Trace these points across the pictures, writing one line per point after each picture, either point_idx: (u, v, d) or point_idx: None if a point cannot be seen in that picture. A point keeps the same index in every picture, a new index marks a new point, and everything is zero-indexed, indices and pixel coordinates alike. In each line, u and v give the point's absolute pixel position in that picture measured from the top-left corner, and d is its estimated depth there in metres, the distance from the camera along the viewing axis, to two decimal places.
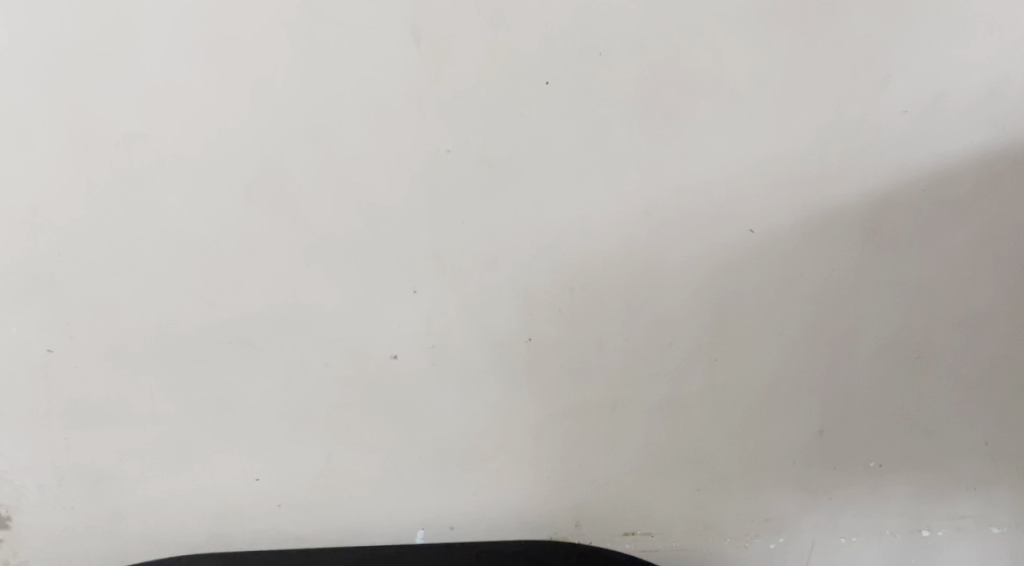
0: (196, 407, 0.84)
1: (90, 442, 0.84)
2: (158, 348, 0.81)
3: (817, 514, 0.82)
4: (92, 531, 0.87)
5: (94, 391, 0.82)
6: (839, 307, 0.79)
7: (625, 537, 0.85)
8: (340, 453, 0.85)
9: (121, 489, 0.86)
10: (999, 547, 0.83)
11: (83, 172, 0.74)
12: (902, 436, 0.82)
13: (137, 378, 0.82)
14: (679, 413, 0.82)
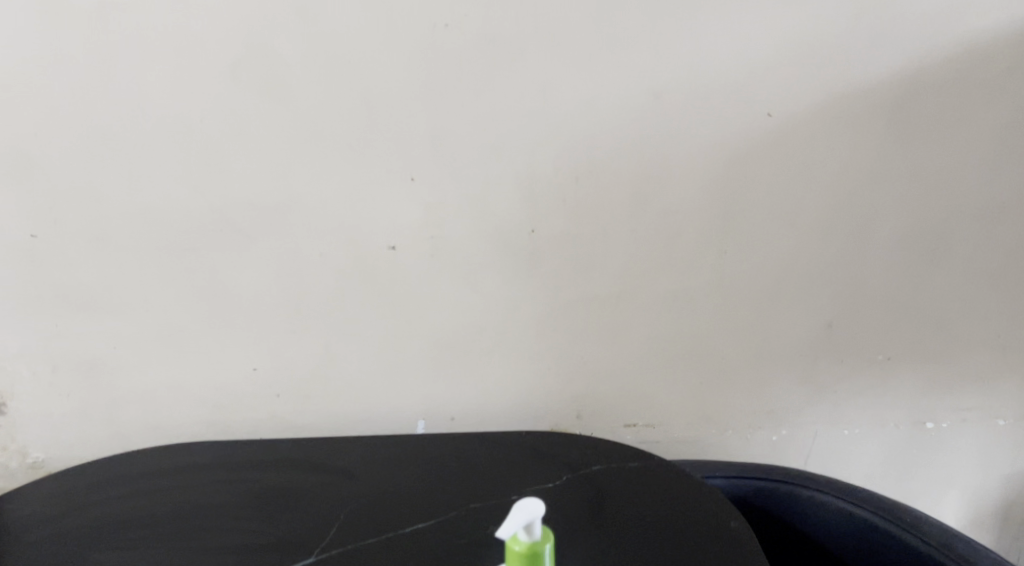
0: (159, 311, 0.71)
1: (83, 329, 0.71)
2: (147, 234, 0.69)
3: (822, 404, 0.81)
4: (91, 418, 0.73)
5: (82, 274, 0.69)
6: (856, 196, 0.75)
7: (626, 428, 0.81)
8: (339, 346, 0.75)
9: (117, 375, 0.73)
10: (1002, 438, 0.84)
11: (57, 42, 0.62)
12: (911, 328, 0.80)
13: (128, 263, 0.69)
14: (687, 308, 0.77)
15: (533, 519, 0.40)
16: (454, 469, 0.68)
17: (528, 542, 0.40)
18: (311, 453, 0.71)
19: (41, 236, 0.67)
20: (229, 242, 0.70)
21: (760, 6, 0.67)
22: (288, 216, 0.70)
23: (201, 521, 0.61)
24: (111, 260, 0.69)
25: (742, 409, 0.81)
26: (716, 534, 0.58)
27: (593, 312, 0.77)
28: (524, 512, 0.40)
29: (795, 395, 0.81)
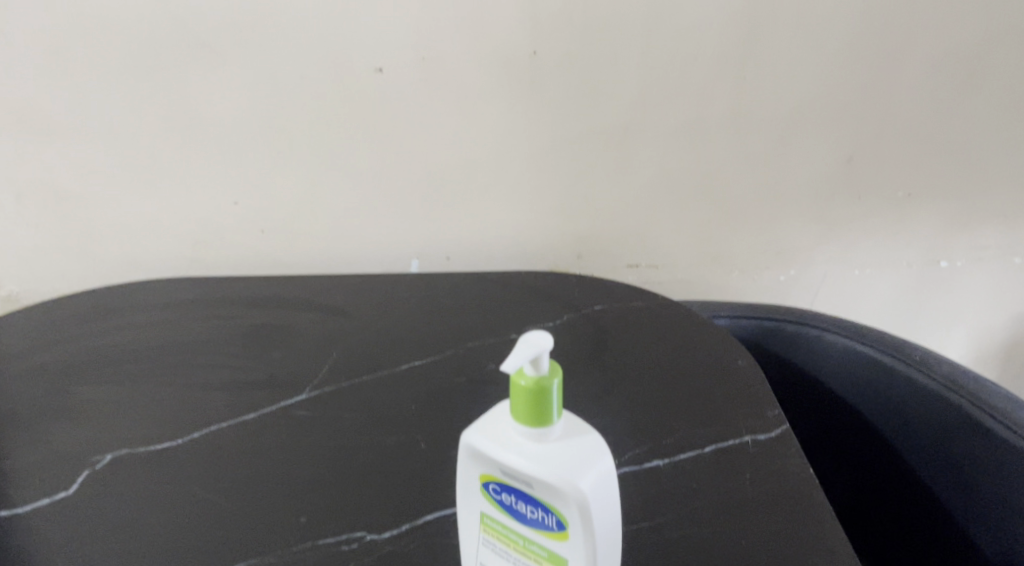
0: (126, 138, 0.65)
1: (44, 154, 0.65)
2: (102, 47, 0.61)
3: (833, 244, 0.78)
4: (65, 251, 0.70)
5: (35, 93, 0.62)
6: (896, 13, 0.67)
7: (628, 269, 0.78)
8: (324, 179, 0.69)
9: (87, 206, 0.68)
10: (1016, 276, 0.81)
11: None
12: (936, 163, 0.75)
13: (85, 81, 0.62)
14: (700, 140, 0.71)
15: (541, 353, 0.34)
16: (452, 310, 0.65)
17: (535, 376, 0.35)
18: (303, 293, 0.68)
19: None
20: (196, 59, 0.62)
21: None
22: (257, 29, 0.62)
23: (190, 357, 0.59)
24: (62, 75, 0.62)
25: (749, 248, 0.78)
26: (718, 374, 0.56)
27: (598, 145, 0.71)
28: (530, 345, 0.34)
29: (805, 234, 0.77)
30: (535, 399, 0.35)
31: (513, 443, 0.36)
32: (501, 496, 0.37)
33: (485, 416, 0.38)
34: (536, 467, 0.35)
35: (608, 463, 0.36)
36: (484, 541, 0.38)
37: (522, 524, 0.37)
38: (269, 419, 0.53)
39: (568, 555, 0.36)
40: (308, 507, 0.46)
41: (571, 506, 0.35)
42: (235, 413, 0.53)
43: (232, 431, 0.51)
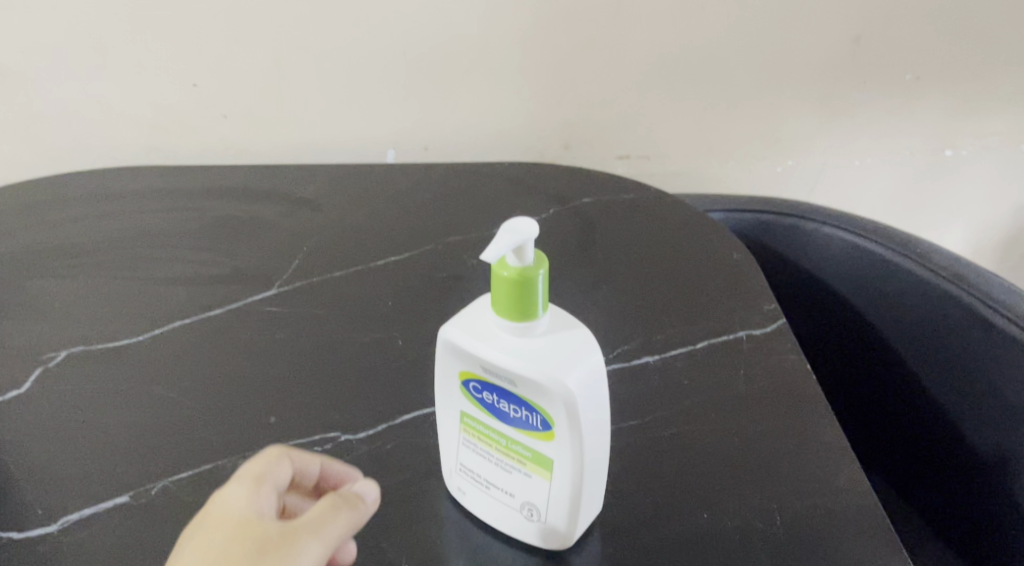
0: (64, 9, 0.58)
1: None
2: None
3: (834, 132, 0.74)
4: (10, 138, 0.64)
5: None
6: None
7: (618, 160, 0.74)
8: (287, 59, 0.63)
9: (28, 88, 0.62)
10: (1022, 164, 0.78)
11: None
12: (949, 42, 0.69)
13: None
14: (697, 17, 0.65)
15: (525, 240, 0.31)
16: (431, 203, 0.61)
17: (519, 266, 0.32)
18: (272, 184, 0.64)
19: None
20: None
21: None
22: None
23: (151, 252, 0.56)
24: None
25: (746, 138, 0.73)
26: (711, 268, 0.54)
27: (588, 22, 0.64)
28: (512, 232, 0.31)
29: (805, 122, 0.73)
30: (520, 291, 0.32)
31: (495, 338, 0.33)
32: (482, 395, 0.34)
33: (465, 309, 0.35)
34: (519, 364, 0.32)
35: (598, 361, 0.33)
36: (464, 440, 0.36)
37: (504, 423, 0.34)
38: (235, 316, 0.50)
39: (554, 455, 0.34)
40: (281, 406, 0.44)
41: (557, 404, 0.32)
42: (199, 311, 0.51)
43: (200, 330, 0.49)
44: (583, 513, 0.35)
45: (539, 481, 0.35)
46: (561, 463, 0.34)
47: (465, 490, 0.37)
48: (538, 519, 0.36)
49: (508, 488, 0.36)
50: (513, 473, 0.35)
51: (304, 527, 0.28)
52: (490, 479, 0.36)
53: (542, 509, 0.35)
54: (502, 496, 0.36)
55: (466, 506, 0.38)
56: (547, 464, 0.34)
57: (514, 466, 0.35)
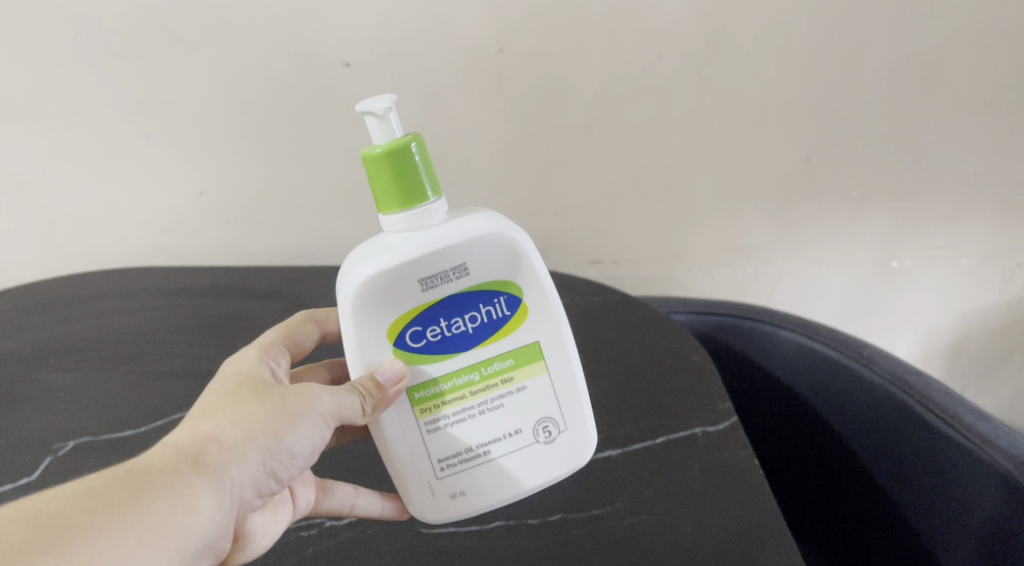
0: (115, 128, 0.72)
1: (54, 145, 0.73)
2: (84, 41, 0.67)
3: (790, 245, 0.81)
4: (91, 231, 0.80)
5: (41, 87, 0.70)
6: (849, 16, 0.67)
7: (592, 263, 0.84)
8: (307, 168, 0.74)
9: (95, 193, 0.77)
10: (966, 277, 0.82)
11: None
12: (890, 163, 0.76)
13: (74, 74, 0.69)
14: (659, 135, 0.74)
15: (384, 114, 0.46)
16: None
17: (388, 145, 0.46)
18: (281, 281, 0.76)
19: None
20: (165, 48, 0.67)
21: None
22: (224, 17, 0.66)
23: (166, 349, 0.68)
24: (63, 72, 0.69)
25: (709, 245, 0.82)
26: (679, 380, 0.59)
27: (565, 141, 0.74)
28: (369, 109, 0.46)
29: (765, 232, 0.80)
30: (397, 165, 0.46)
31: (411, 239, 0.47)
32: (433, 326, 0.49)
33: (361, 262, 0.48)
34: (447, 242, 0.47)
35: (483, 214, 0.49)
36: (428, 422, 0.50)
37: (471, 344, 0.49)
38: None
39: (521, 341, 0.50)
40: None
41: (491, 264, 0.48)
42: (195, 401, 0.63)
43: None
44: (571, 396, 0.51)
45: (531, 382, 0.50)
46: (535, 344, 0.50)
47: (462, 486, 0.50)
48: (550, 431, 0.51)
49: (513, 427, 0.50)
50: (506, 405, 0.50)
51: (297, 388, 0.48)
52: (494, 440, 0.50)
53: (541, 416, 0.51)
54: (514, 442, 0.51)
55: (490, 492, 0.51)
56: (525, 360, 0.50)
57: (503, 400, 0.50)
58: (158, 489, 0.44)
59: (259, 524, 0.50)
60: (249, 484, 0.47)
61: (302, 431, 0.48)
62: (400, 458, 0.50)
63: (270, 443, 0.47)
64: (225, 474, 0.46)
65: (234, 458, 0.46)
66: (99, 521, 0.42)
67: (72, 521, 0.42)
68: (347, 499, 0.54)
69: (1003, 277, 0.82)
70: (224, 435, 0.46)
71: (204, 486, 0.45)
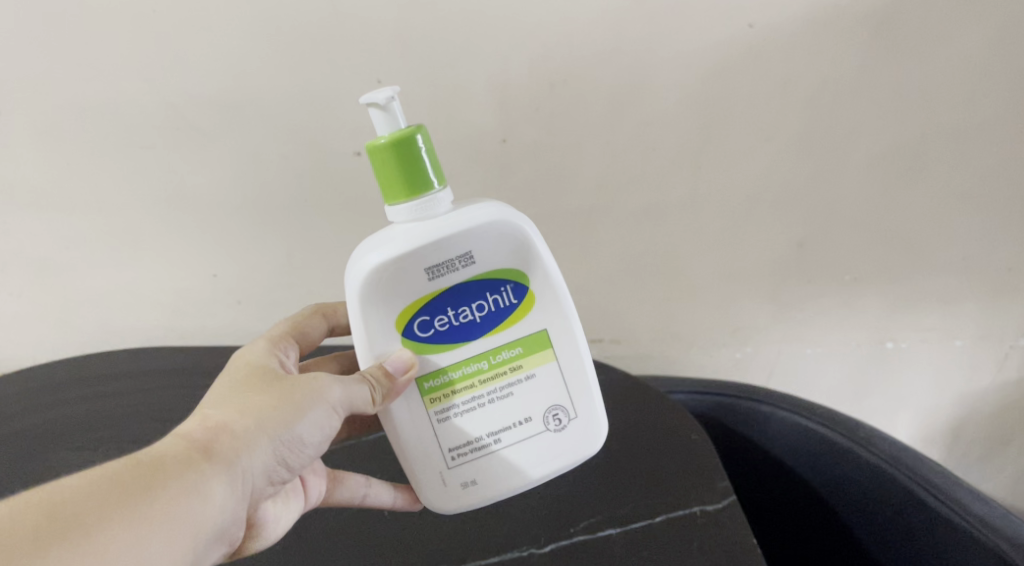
0: (141, 216, 0.77)
1: (84, 231, 0.78)
2: (115, 138, 0.72)
3: (786, 326, 0.84)
4: (115, 311, 0.85)
5: (73, 179, 0.74)
6: (834, 114, 0.71)
7: (593, 341, 0.87)
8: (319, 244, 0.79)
9: (121, 276, 0.82)
10: (959, 357, 0.85)
11: None
12: (881, 249, 0.79)
13: (104, 167, 0.73)
14: (656, 220, 0.78)
15: (386, 104, 0.51)
16: None
17: (393, 135, 0.51)
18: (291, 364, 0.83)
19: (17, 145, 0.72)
20: (188, 142, 0.72)
21: None
22: (248, 113, 0.70)
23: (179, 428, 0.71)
24: (97, 165, 0.73)
25: (706, 324, 0.85)
26: (680, 461, 0.64)
27: (566, 226, 0.78)
28: (373, 100, 0.51)
29: (760, 312, 0.84)
30: (400, 154, 0.52)
31: (419, 227, 0.53)
32: (443, 311, 0.55)
33: (374, 249, 0.53)
34: (453, 231, 0.53)
35: (484, 202, 0.55)
36: (441, 408, 0.56)
37: (480, 332, 0.55)
38: None
39: (527, 330, 0.56)
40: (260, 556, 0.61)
41: (495, 252, 0.54)
42: None
43: None
44: (574, 386, 0.57)
45: (539, 369, 0.57)
46: (540, 335, 0.56)
47: (473, 471, 0.57)
48: (555, 418, 0.57)
49: (525, 413, 0.57)
50: (517, 392, 0.56)
51: (306, 379, 0.54)
52: (509, 426, 0.56)
53: (547, 404, 0.57)
54: (528, 428, 0.57)
55: (508, 475, 0.57)
56: (532, 350, 0.56)
57: (515, 387, 0.56)
58: (175, 474, 0.48)
59: (273, 511, 0.57)
60: (262, 469, 0.52)
61: (312, 420, 0.53)
62: (415, 446, 0.57)
63: (283, 432, 0.52)
64: (240, 459, 0.50)
65: (248, 444, 0.50)
66: (117, 502, 0.45)
67: (90, 503, 0.45)
68: (358, 489, 0.62)
69: (994, 358, 0.85)
70: (239, 424, 0.51)
71: (220, 470, 0.49)
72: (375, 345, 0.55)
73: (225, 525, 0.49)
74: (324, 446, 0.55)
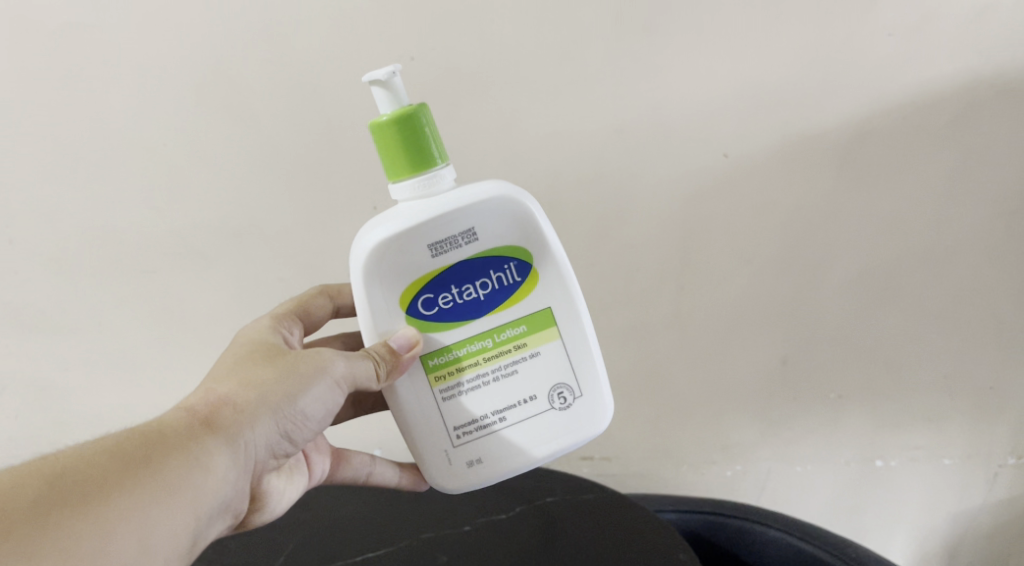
0: (144, 333, 0.82)
1: (91, 346, 0.83)
2: (126, 262, 0.77)
3: (775, 445, 0.85)
4: (116, 426, 0.88)
5: (83, 300, 0.79)
6: (809, 238, 0.75)
7: (583, 460, 0.89)
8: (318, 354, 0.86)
9: (122, 388, 0.86)
10: (950, 477, 0.84)
11: (40, 96, 0.69)
12: (863, 367, 0.81)
13: (114, 287, 0.79)
14: (642, 337, 0.81)
15: (388, 80, 0.54)
16: (410, 504, 0.79)
17: (396, 113, 0.55)
18: None
19: (33, 271, 0.77)
20: (190, 264, 0.78)
21: (712, 59, 0.68)
22: (249, 236, 0.76)
23: None
24: (109, 283, 0.79)
25: (694, 443, 0.86)
26: None
27: None
28: (375, 77, 0.54)
29: (749, 430, 0.84)
30: (402, 128, 0.55)
31: (425, 205, 0.56)
32: (448, 289, 0.59)
33: (382, 226, 0.57)
34: (457, 210, 0.57)
35: (489, 180, 0.58)
36: (448, 384, 0.60)
37: (485, 308, 0.59)
38: None
39: (533, 308, 0.60)
40: None
41: (498, 228, 0.58)
42: None
43: None
44: (579, 364, 0.61)
45: (544, 348, 0.61)
46: (545, 313, 0.60)
47: (479, 448, 0.61)
48: (561, 396, 0.61)
49: (530, 391, 0.61)
50: (522, 370, 0.61)
51: (306, 353, 0.59)
52: (514, 404, 0.61)
53: (552, 381, 0.61)
54: (533, 406, 0.61)
55: (513, 453, 0.61)
56: (538, 326, 0.60)
57: (519, 365, 0.60)
58: (178, 449, 0.52)
59: (275, 484, 0.64)
60: (265, 440, 0.57)
61: (313, 397, 0.58)
62: (423, 425, 0.61)
63: (285, 408, 0.57)
64: (243, 432, 0.55)
65: (250, 418, 0.55)
66: (118, 475, 0.49)
67: (93, 476, 0.49)
68: (364, 469, 0.73)
69: (985, 477, 0.84)
70: (242, 399, 0.56)
71: (224, 442, 0.54)
72: (382, 321, 0.59)
73: (231, 488, 0.55)
74: (326, 419, 0.60)
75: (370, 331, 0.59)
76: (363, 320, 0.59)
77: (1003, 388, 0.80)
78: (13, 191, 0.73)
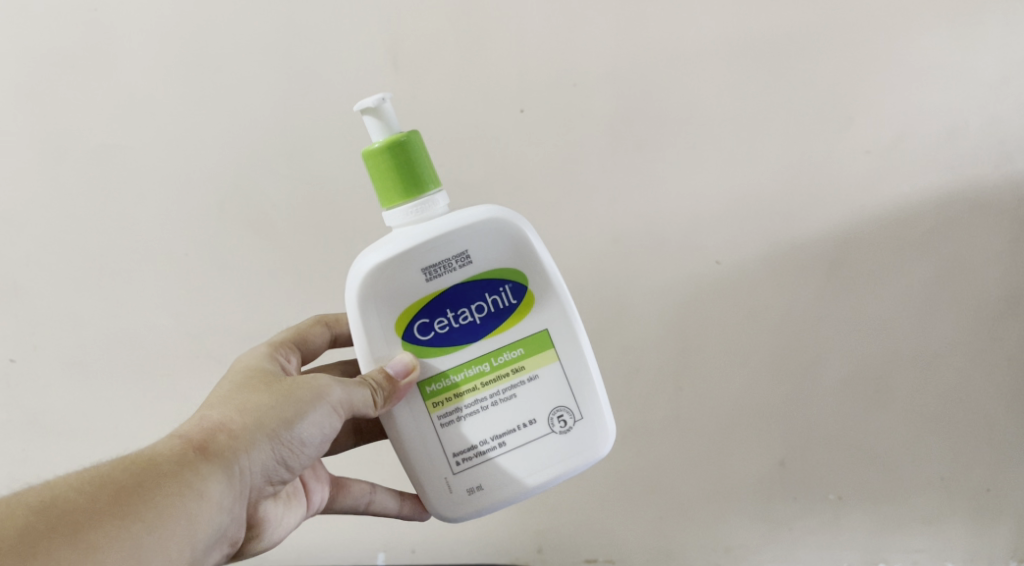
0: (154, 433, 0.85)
1: (101, 445, 0.85)
2: (146, 361, 0.81)
3: (777, 546, 0.85)
4: None
5: (101, 397, 0.83)
6: (800, 339, 0.78)
7: (587, 562, 0.88)
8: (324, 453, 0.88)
9: None
10: None
11: (75, 207, 0.75)
12: (859, 468, 0.82)
13: (132, 386, 0.83)
14: (644, 439, 0.82)
15: (378, 107, 0.58)
16: None
17: (386, 137, 0.59)
18: None
19: (57, 367, 0.82)
20: (205, 367, 0.81)
21: (701, 174, 0.73)
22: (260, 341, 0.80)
23: None
24: (127, 382, 0.83)
25: (697, 545, 0.86)
26: None
27: None
28: (366, 106, 0.58)
29: (750, 532, 0.85)
30: (394, 152, 0.59)
31: (420, 226, 0.60)
32: (443, 312, 0.61)
33: (377, 250, 0.60)
34: (450, 231, 0.60)
35: (482, 204, 0.61)
36: (446, 409, 0.62)
37: (481, 330, 0.62)
38: None
39: (528, 330, 0.62)
40: None
41: (493, 249, 0.61)
42: None
43: None
44: (579, 387, 0.63)
45: (542, 370, 0.63)
46: (541, 336, 0.62)
47: (479, 473, 0.63)
48: (563, 419, 0.63)
49: (530, 415, 0.63)
50: (521, 394, 0.63)
51: (302, 378, 0.61)
52: (513, 428, 0.63)
53: (552, 404, 0.63)
54: (533, 429, 0.63)
55: (513, 478, 0.63)
56: (535, 348, 0.63)
57: (518, 388, 0.62)
58: (170, 477, 0.55)
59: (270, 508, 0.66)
60: (261, 465, 0.59)
61: (312, 422, 0.60)
62: (427, 459, 0.63)
63: (281, 435, 0.59)
64: (236, 458, 0.57)
65: (245, 445, 0.58)
66: (108, 505, 0.53)
67: (84, 505, 0.52)
68: (365, 494, 0.75)
69: None
70: (237, 425, 0.58)
71: (216, 467, 0.57)
72: (379, 347, 0.62)
73: (226, 514, 0.57)
74: (325, 444, 0.62)
75: (367, 357, 0.62)
76: (360, 346, 0.62)
77: (1000, 490, 0.81)
78: (46, 292, 0.78)
